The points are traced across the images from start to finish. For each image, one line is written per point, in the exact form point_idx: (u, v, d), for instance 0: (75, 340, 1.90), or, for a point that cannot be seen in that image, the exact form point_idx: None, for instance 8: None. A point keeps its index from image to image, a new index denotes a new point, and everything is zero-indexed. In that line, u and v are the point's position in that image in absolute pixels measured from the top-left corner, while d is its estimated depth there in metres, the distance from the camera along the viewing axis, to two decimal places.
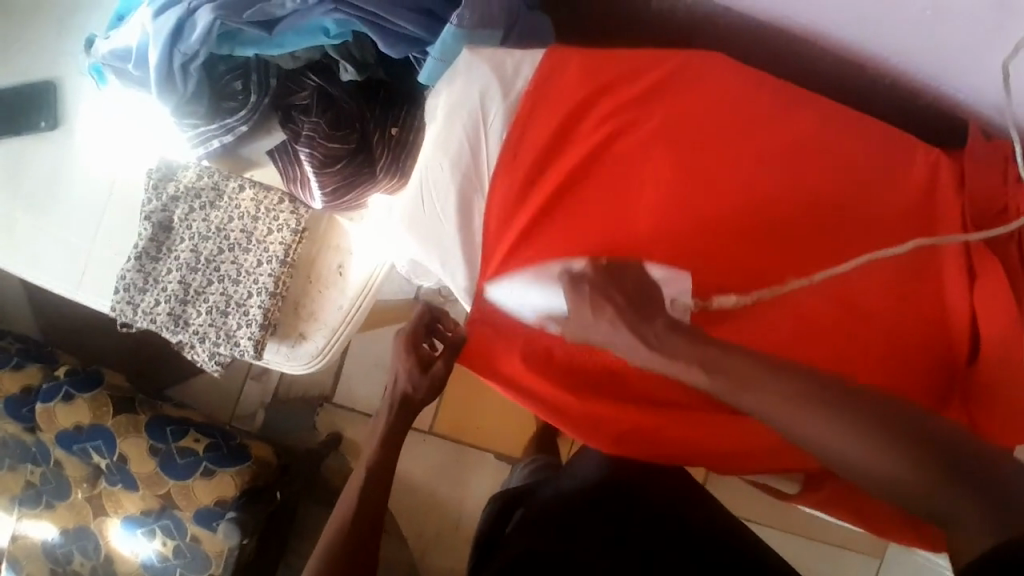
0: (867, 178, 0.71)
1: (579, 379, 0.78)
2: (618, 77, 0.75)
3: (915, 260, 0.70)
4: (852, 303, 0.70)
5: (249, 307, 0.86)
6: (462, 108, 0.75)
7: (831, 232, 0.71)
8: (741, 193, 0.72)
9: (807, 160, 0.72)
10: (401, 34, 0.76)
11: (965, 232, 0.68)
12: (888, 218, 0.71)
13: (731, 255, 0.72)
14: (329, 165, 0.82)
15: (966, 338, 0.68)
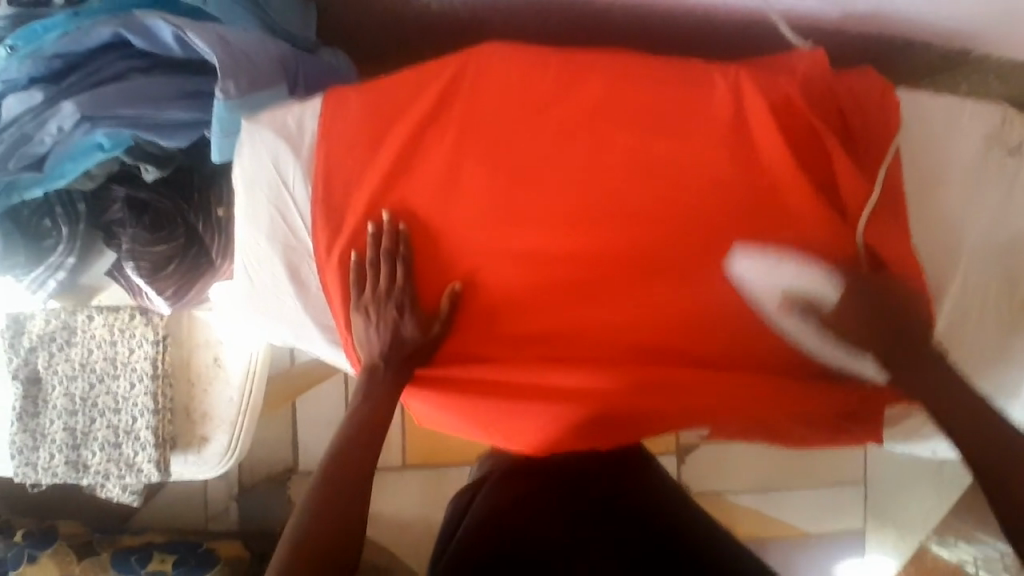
0: (671, 112, 0.72)
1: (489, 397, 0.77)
2: (404, 97, 0.74)
3: (739, 173, 0.71)
4: (694, 234, 0.72)
5: (139, 432, 0.85)
6: (261, 178, 0.74)
7: (652, 174, 0.72)
8: (556, 170, 0.73)
9: (605, 116, 0.72)
10: (177, 122, 0.74)
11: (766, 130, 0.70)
12: (704, 144, 0.71)
13: (573, 228, 0.73)
14: (161, 270, 0.81)
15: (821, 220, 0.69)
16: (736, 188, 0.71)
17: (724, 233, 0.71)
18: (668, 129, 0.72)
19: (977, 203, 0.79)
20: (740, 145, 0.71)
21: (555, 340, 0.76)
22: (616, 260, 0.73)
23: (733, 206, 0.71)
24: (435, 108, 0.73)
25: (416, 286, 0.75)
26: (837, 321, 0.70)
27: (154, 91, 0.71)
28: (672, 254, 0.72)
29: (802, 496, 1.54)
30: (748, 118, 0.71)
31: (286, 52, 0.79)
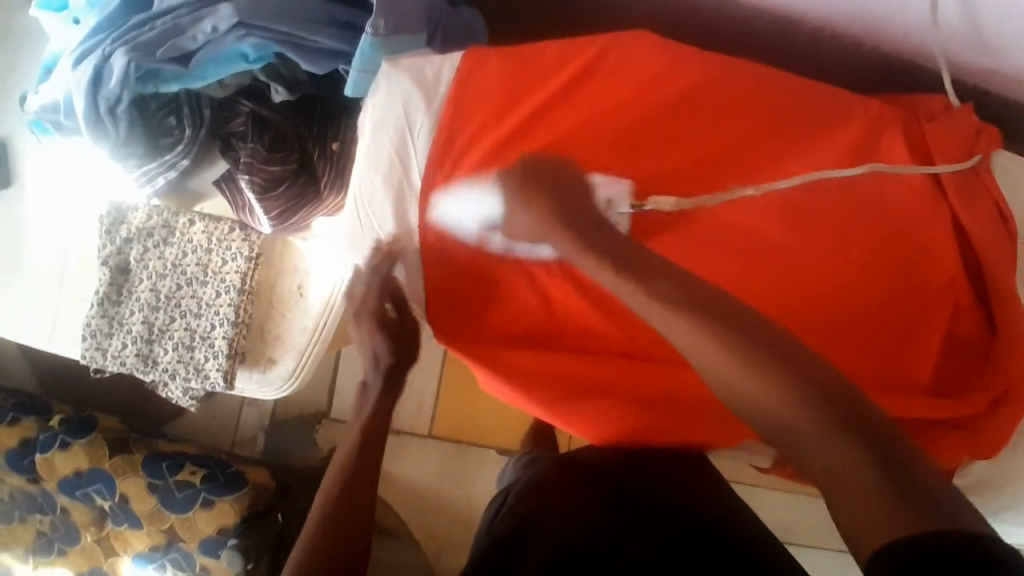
0: (803, 125, 0.74)
1: (560, 382, 0.78)
2: (543, 69, 0.74)
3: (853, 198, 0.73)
4: (811, 255, 0.73)
5: (214, 340, 0.86)
6: (388, 119, 0.74)
7: (773, 182, 0.73)
8: (680, 161, 0.74)
9: (739, 117, 0.73)
10: (321, 49, 0.76)
11: (885, 157, 0.74)
12: (829, 165, 0.73)
13: (679, 226, 0.74)
14: (272, 189, 0.82)
15: (933, 255, 0.74)
16: (851, 210, 0.73)
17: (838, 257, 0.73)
18: (793, 144, 0.73)
19: None
20: (847, 192, 0.73)
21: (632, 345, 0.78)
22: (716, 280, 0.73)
23: (852, 230, 0.73)
24: (573, 83, 0.74)
25: (469, 273, 0.77)
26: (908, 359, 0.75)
27: (307, 12, 0.73)
28: (768, 283, 0.73)
29: (829, 556, 1.48)
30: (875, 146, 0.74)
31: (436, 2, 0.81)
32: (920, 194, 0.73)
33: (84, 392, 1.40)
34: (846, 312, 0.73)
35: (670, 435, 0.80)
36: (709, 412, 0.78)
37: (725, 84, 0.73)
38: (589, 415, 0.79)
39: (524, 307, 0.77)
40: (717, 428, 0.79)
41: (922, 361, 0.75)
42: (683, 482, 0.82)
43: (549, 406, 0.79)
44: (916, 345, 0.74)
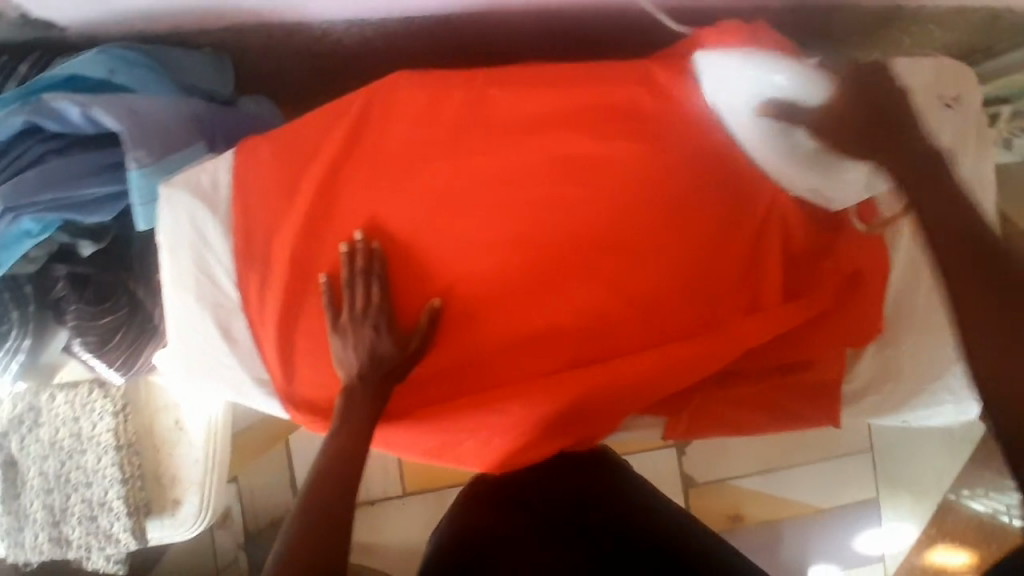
0: (571, 111, 0.76)
1: (435, 417, 0.78)
2: (314, 139, 0.74)
3: (640, 154, 0.75)
4: (619, 218, 0.75)
5: (111, 504, 0.86)
6: (182, 243, 0.73)
7: (561, 169, 0.75)
8: (473, 182, 0.75)
9: (511, 128, 0.75)
10: (98, 198, 0.75)
11: (658, 101, 0.76)
12: (606, 135, 0.75)
13: (493, 238, 0.75)
14: (109, 340, 0.82)
15: (735, 180, 0.76)
16: (641, 166, 0.75)
17: (642, 212, 0.75)
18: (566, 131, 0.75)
19: None
20: (636, 159, 0.75)
21: (500, 362, 0.77)
22: (549, 280, 0.75)
23: (650, 184, 0.75)
24: (349, 145, 0.74)
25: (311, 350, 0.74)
26: (743, 281, 0.77)
27: (71, 170, 0.72)
28: (589, 257, 0.75)
29: (811, 471, 1.53)
30: (641, 104, 0.76)
31: (201, 109, 0.80)
32: (704, 135, 0.76)
33: None
34: (666, 261, 0.75)
35: (560, 431, 0.80)
36: (593, 401, 0.78)
37: (488, 98, 0.75)
38: (472, 444, 0.79)
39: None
40: (597, 407, 0.79)
41: (755, 280, 0.77)
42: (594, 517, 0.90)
43: (433, 447, 0.80)
44: (746, 268, 0.77)
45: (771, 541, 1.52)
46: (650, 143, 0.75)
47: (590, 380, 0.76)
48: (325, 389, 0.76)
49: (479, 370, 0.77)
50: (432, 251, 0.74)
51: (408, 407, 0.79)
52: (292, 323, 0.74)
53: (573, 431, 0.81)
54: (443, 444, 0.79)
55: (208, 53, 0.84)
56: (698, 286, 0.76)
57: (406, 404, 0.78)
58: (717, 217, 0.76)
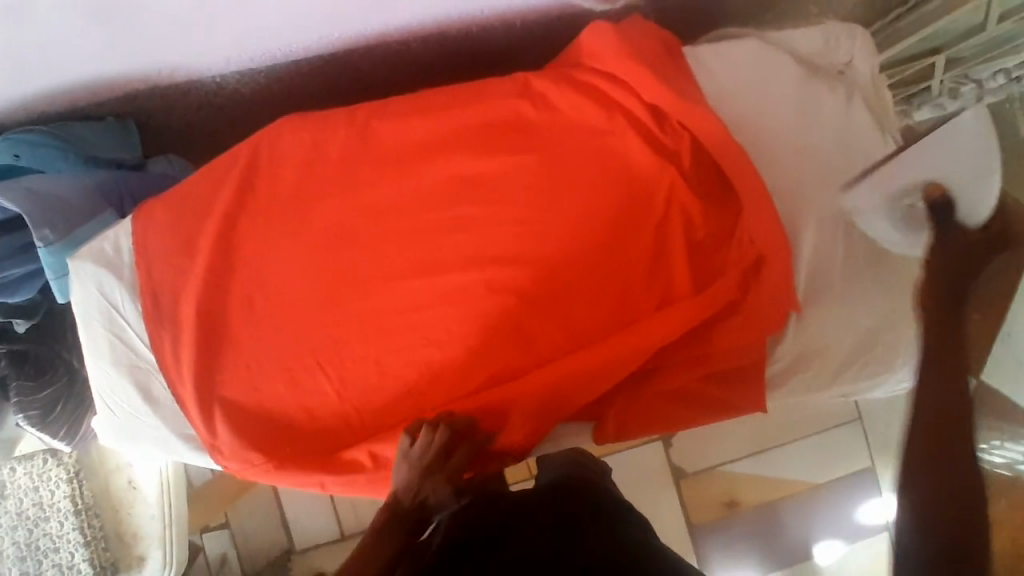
0: (455, 127, 0.76)
1: (360, 454, 0.76)
2: (207, 192, 0.76)
3: (528, 159, 0.75)
4: (515, 227, 0.75)
5: (78, 566, 0.88)
6: (94, 310, 0.76)
7: (454, 186, 0.76)
8: (367, 211, 0.76)
9: (399, 153, 0.76)
10: (16, 278, 0.80)
11: (538, 106, 0.76)
12: (492, 145, 0.75)
13: (393, 262, 0.76)
14: (51, 412, 0.84)
15: (625, 175, 0.75)
16: (530, 171, 0.75)
17: (537, 218, 0.76)
18: (452, 147, 0.76)
19: (810, 126, 0.78)
20: (528, 171, 0.75)
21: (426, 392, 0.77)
22: (459, 304, 0.76)
23: (541, 189, 0.75)
24: (241, 194, 0.76)
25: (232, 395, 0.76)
26: (649, 273, 0.77)
27: None
28: (491, 269, 0.75)
29: (804, 446, 1.51)
30: (524, 112, 0.76)
31: (107, 180, 0.84)
32: (591, 136, 0.75)
33: None
34: (570, 263, 0.76)
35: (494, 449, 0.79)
36: (531, 427, 0.77)
37: (371, 127, 0.77)
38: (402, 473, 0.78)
39: (291, 404, 0.77)
40: (530, 423, 0.76)
41: (663, 271, 0.77)
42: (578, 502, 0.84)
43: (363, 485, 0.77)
44: (652, 260, 0.77)
45: (773, 522, 1.50)
46: (536, 151, 0.75)
47: (514, 393, 0.75)
48: (250, 432, 0.76)
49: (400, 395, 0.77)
50: (336, 283, 0.76)
51: (341, 447, 0.77)
52: (212, 376, 0.76)
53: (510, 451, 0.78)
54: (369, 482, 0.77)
55: (112, 121, 0.87)
56: (604, 284, 0.76)
57: (335, 442, 0.78)
58: (618, 221, 0.76)
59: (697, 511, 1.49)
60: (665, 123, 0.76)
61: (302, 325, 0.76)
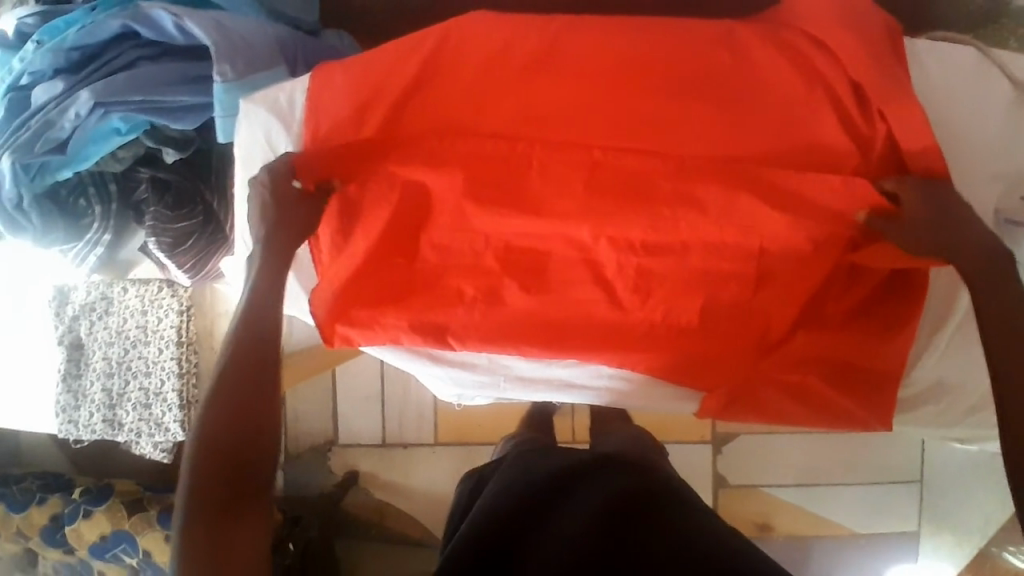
0: (649, 57, 0.74)
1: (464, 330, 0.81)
2: (389, 69, 0.75)
3: (710, 99, 0.73)
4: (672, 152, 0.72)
5: (166, 395, 0.92)
6: (256, 153, 0.77)
7: (632, 108, 0.73)
8: (541, 125, 0.74)
9: (585, 75, 0.74)
10: (183, 105, 0.80)
11: (741, 63, 0.74)
12: (678, 85, 0.73)
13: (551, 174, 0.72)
14: (181, 243, 0.87)
15: (806, 143, 0.72)
16: (709, 112, 0.73)
17: (695, 146, 0.72)
18: (642, 80, 0.73)
19: (1003, 155, 0.74)
20: (720, 130, 0.72)
21: (556, 300, 0.77)
22: (597, 191, 0.72)
23: (715, 127, 0.73)
24: (417, 78, 0.75)
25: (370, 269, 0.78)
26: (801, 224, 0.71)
27: (159, 77, 0.77)
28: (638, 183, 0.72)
29: (856, 490, 1.46)
30: (719, 66, 0.74)
31: (286, 35, 0.84)
32: (785, 106, 0.73)
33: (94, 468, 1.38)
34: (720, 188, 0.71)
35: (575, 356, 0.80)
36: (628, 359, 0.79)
37: (565, 45, 0.75)
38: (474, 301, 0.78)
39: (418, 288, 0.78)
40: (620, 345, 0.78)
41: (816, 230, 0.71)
42: (644, 491, 0.85)
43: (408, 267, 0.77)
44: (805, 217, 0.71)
45: (800, 556, 1.47)
46: (721, 105, 0.73)
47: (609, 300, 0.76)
48: (375, 303, 0.79)
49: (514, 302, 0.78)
50: (487, 187, 0.73)
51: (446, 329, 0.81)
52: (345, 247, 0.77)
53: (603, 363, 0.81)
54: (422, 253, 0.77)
55: None
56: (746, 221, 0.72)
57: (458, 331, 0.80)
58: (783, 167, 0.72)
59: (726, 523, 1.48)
60: (864, 113, 0.72)
61: (442, 220, 0.76)
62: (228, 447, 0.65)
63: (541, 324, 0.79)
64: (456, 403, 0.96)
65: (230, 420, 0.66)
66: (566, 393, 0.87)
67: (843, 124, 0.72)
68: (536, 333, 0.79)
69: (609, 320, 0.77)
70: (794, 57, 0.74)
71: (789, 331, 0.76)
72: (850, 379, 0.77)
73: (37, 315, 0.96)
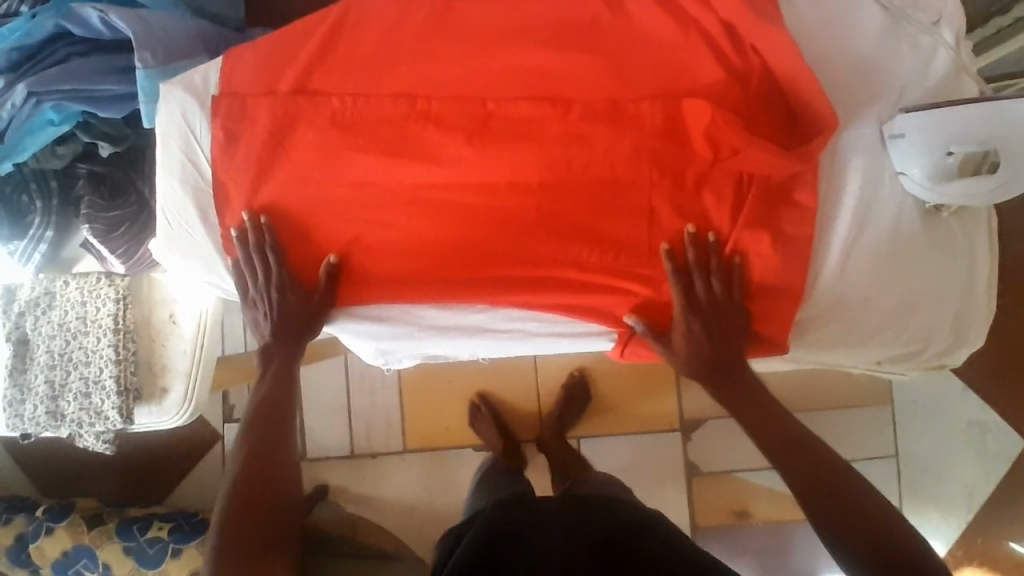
0: (536, 15, 0.79)
1: (380, 284, 0.83)
2: (296, 45, 0.81)
3: (593, 46, 0.78)
4: (556, 98, 0.77)
5: (105, 382, 0.94)
6: (172, 131, 0.81)
7: (522, 61, 0.78)
8: (439, 83, 0.78)
9: (477, 35, 0.79)
10: (111, 96, 0.86)
11: (624, 12, 0.78)
12: (563, 36, 0.78)
13: (451, 126, 0.77)
14: (114, 231, 0.91)
15: (689, 78, 0.76)
16: (595, 58, 0.77)
17: (578, 89, 0.77)
18: (530, 36, 0.78)
19: (880, 77, 0.77)
20: (606, 74, 0.77)
21: (466, 248, 0.80)
22: (490, 138, 0.77)
23: (598, 72, 0.77)
24: (324, 47, 0.80)
25: (275, 235, 0.81)
26: (676, 154, 0.75)
27: (91, 68, 0.84)
28: (530, 129, 0.77)
29: None
30: (602, 17, 0.78)
31: (209, 28, 0.91)
32: (666, 47, 0.77)
33: (65, 490, 1.39)
34: (599, 125, 0.76)
35: (483, 300, 0.83)
36: (536, 300, 0.82)
37: (458, 10, 0.80)
38: (383, 259, 0.81)
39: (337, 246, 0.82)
40: (527, 286, 0.81)
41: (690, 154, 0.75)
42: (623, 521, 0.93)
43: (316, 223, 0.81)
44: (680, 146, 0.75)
45: (782, 544, 1.42)
46: (604, 52, 0.77)
47: (515, 244, 0.79)
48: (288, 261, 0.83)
49: (426, 255, 0.81)
50: (392, 145, 0.78)
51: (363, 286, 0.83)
52: (261, 211, 0.80)
53: (519, 307, 0.84)
54: (340, 215, 0.80)
55: None
56: (631, 156, 0.76)
57: (375, 289, 0.83)
58: (664, 101, 0.76)
59: (704, 513, 1.44)
60: (739, 47, 0.77)
61: (354, 181, 0.79)
62: (254, 491, 0.87)
63: (453, 273, 0.81)
64: (381, 364, 1.00)
65: (251, 470, 0.88)
66: (482, 337, 0.90)
67: (721, 59, 0.76)
68: (450, 284, 0.82)
69: (518, 266, 0.80)
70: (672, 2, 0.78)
71: (679, 252, 0.78)
72: (742, 293, 0.79)
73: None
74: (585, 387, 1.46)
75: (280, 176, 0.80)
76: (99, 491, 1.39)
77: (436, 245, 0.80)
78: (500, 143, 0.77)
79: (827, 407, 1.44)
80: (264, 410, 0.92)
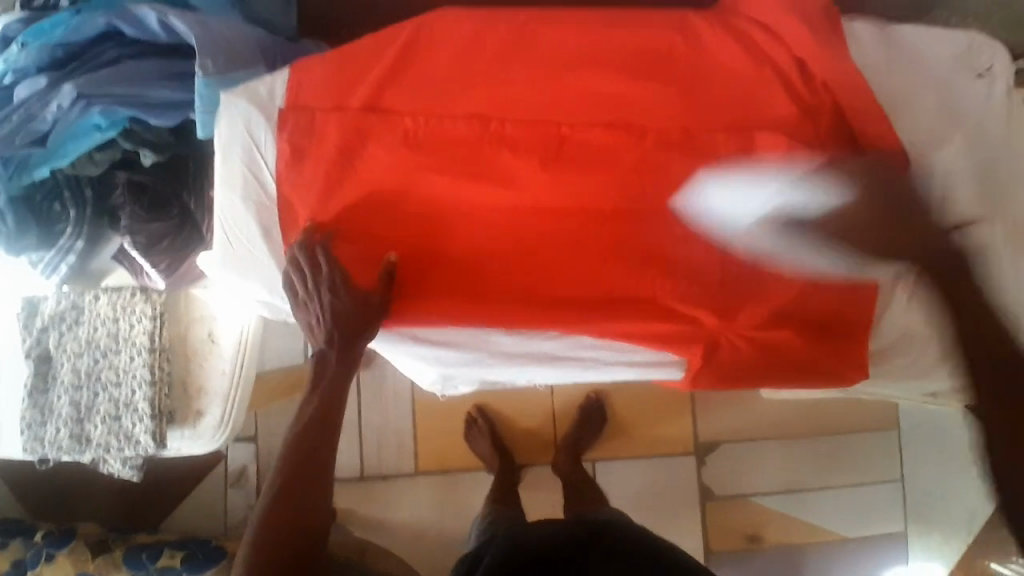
0: (614, 40, 0.79)
1: (449, 306, 0.82)
2: (367, 60, 0.79)
3: (671, 73, 0.78)
4: (635, 124, 0.77)
5: (137, 404, 0.89)
6: (234, 143, 0.78)
7: (600, 83, 0.77)
8: (515, 104, 0.77)
9: (554, 56, 0.78)
10: (163, 102, 0.81)
11: (700, 42, 0.79)
12: (641, 63, 0.78)
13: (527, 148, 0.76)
14: (155, 243, 0.87)
15: (765, 111, 0.77)
16: (673, 86, 0.77)
17: (656, 116, 0.77)
18: (607, 60, 0.78)
19: (942, 118, 0.80)
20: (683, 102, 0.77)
21: (537, 273, 0.79)
22: (568, 162, 0.76)
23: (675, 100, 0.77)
24: (396, 63, 0.78)
25: (341, 255, 0.79)
26: None
27: (143, 72, 0.79)
28: (608, 155, 0.77)
29: (838, 495, 1.46)
30: (678, 46, 0.79)
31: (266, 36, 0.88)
32: (743, 78, 0.78)
33: (58, 512, 1.32)
34: (677, 155, 0.76)
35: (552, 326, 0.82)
36: (606, 328, 0.82)
37: (535, 31, 0.80)
38: (453, 281, 0.80)
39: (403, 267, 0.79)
40: (598, 313, 0.81)
41: None
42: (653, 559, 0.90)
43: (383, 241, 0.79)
44: None
45: (793, 566, 1.45)
46: (682, 80, 0.78)
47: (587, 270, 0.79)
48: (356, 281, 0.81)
49: (497, 278, 0.80)
50: (467, 165, 0.76)
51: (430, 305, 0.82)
52: (329, 229, 0.78)
53: (587, 334, 0.83)
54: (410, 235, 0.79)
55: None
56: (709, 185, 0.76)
57: (444, 309, 0.82)
58: (741, 135, 0.76)
59: (717, 538, 1.45)
60: (812, 83, 0.78)
61: (426, 201, 0.78)
62: (287, 518, 0.81)
63: (523, 297, 0.80)
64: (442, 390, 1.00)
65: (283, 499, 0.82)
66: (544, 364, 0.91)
67: (795, 93, 0.77)
68: (519, 308, 0.81)
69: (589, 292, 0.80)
70: (747, 36, 0.80)
71: (751, 285, 0.78)
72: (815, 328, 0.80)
73: (12, 329, 0.95)
74: (603, 409, 1.45)
75: (348, 193, 0.77)
76: (94, 513, 1.32)
77: (507, 267, 0.79)
78: (579, 167, 0.76)
79: (838, 431, 1.47)
80: (308, 437, 0.86)
